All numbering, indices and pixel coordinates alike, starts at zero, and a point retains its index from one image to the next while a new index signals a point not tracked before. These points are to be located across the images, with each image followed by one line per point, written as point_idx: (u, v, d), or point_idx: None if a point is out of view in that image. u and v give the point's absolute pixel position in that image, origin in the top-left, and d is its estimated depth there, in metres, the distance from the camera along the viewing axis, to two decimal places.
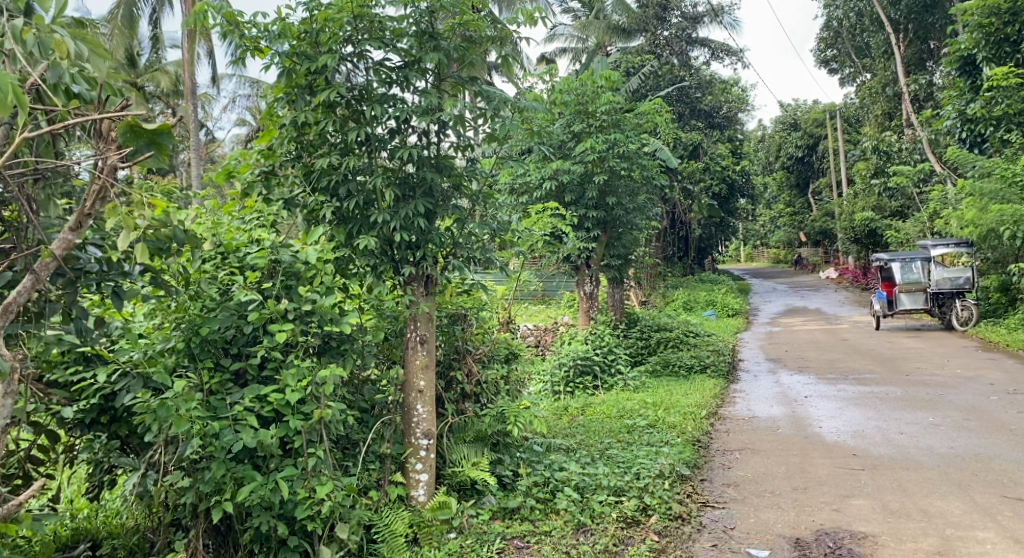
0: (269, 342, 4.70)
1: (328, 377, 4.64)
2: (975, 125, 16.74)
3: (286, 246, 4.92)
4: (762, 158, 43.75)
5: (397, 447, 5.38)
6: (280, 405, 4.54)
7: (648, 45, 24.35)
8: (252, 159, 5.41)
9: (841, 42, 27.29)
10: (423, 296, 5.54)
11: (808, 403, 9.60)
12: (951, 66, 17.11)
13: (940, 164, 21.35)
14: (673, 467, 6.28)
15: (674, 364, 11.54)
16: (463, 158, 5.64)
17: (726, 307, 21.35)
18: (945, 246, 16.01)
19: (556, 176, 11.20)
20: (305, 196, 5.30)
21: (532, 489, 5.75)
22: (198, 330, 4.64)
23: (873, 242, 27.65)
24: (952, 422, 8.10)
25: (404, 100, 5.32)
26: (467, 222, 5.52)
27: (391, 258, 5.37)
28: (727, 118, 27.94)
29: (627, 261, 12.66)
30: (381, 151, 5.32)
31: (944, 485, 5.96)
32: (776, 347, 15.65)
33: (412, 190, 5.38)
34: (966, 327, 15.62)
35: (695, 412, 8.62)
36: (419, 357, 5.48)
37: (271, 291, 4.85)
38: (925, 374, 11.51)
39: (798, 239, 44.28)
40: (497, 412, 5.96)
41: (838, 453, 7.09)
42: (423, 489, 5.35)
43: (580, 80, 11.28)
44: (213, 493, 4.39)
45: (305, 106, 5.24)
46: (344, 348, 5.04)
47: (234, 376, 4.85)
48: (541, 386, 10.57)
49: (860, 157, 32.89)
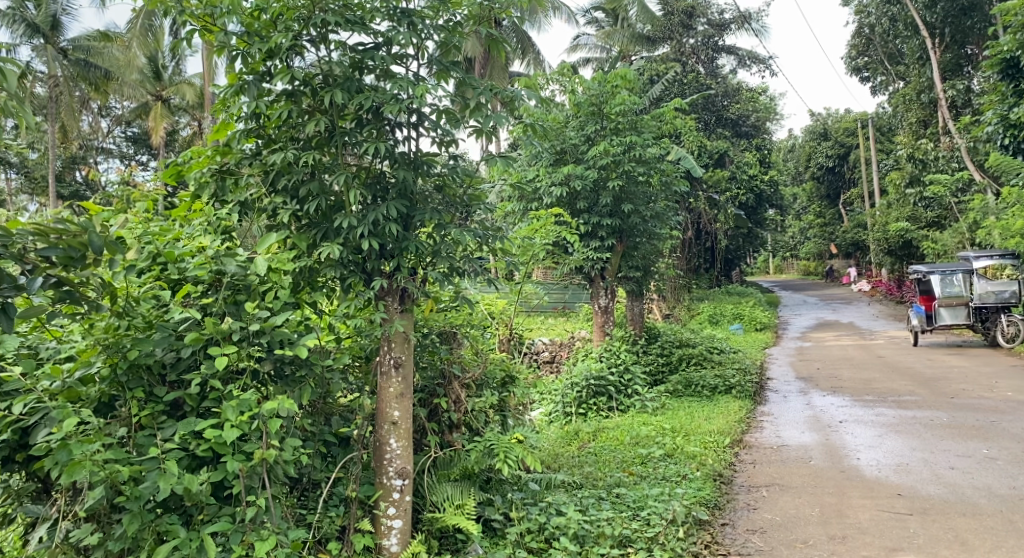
0: (208, 369, 3.95)
1: (276, 411, 3.89)
2: (1018, 131, 15.76)
3: (232, 255, 4.20)
4: (792, 169, 42.63)
5: (366, 489, 4.61)
6: (217, 443, 3.82)
7: (672, 54, 23.65)
8: (206, 155, 4.63)
9: (873, 49, 26.36)
10: (397, 313, 4.76)
11: (843, 429, 8.73)
12: (993, 69, 15.93)
13: (978, 173, 20.32)
14: (690, 511, 5.50)
15: (697, 384, 10.73)
16: (450, 156, 4.93)
17: (755, 321, 20.41)
18: (988, 258, 14.96)
19: (567, 181, 10.46)
20: (262, 198, 4.58)
21: (525, 537, 4.98)
22: (125, 352, 3.88)
23: (909, 254, 26.47)
24: (1008, 456, 7.21)
25: (376, 88, 4.57)
26: (448, 226, 4.72)
27: (363, 269, 4.61)
28: (755, 126, 26.87)
29: (648, 272, 11.78)
30: (349, 147, 4.57)
31: (1010, 539, 5.15)
32: (806, 365, 14.70)
33: (385, 193, 4.65)
34: (1012, 344, 14.45)
35: (717, 440, 7.78)
36: (393, 385, 4.67)
37: (213, 308, 4.13)
38: (971, 397, 10.53)
39: (829, 251, 43.15)
40: (486, 446, 5.19)
41: (881, 492, 6.24)
42: (397, 538, 4.59)
43: (595, 81, 10.55)
44: (129, 550, 3.68)
45: (267, 94, 4.52)
46: (302, 374, 4.32)
47: (171, 407, 4.09)
48: (551, 407, 9.89)
49: (892, 167, 31.74)
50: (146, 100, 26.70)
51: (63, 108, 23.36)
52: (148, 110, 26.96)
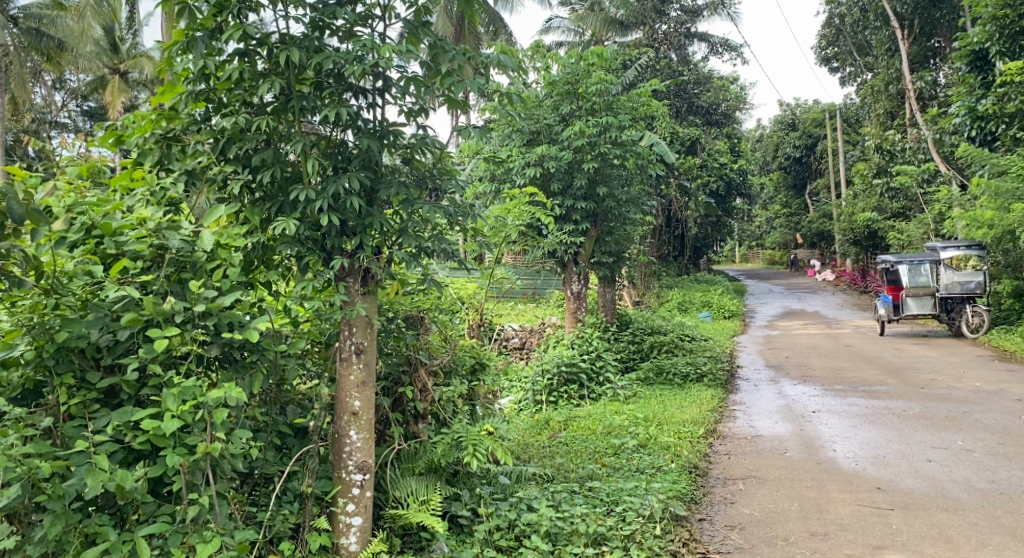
0: (145, 353, 3.56)
1: (223, 400, 3.53)
2: (986, 123, 15.72)
3: (176, 228, 3.82)
4: (760, 158, 42.74)
5: (324, 484, 4.28)
6: (156, 435, 3.43)
7: (645, 39, 23.44)
8: (151, 120, 4.23)
9: (842, 40, 26.33)
10: (359, 295, 4.41)
11: (817, 420, 8.55)
12: (962, 61, 15.99)
13: (944, 164, 20.34)
14: (667, 506, 5.24)
15: (668, 372, 10.51)
16: (418, 127, 4.57)
17: (723, 309, 20.32)
18: (955, 247, 14.86)
19: (540, 162, 10.13)
20: (211, 168, 4.19)
21: (493, 535, 4.67)
22: (54, 333, 3.49)
23: (874, 245, 26.62)
24: (985, 448, 7.06)
25: (338, 50, 4.17)
26: (416, 202, 4.37)
27: (321, 247, 4.25)
28: (726, 115, 26.79)
29: (620, 258, 11.54)
30: (308, 114, 4.19)
31: (995, 535, 4.97)
32: (776, 353, 14.62)
33: (347, 164, 4.28)
34: (977, 334, 14.56)
35: (692, 430, 7.55)
36: (354, 371, 4.32)
37: (154, 287, 3.74)
38: (941, 388, 10.43)
39: (794, 241, 43.44)
40: (453, 438, 4.87)
41: (860, 485, 6.05)
42: (356, 537, 4.27)
43: (570, 58, 10.27)
44: (52, 554, 3.31)
45: (218, 54, 4.12)
46: (253, 360, 3.95)
47: (106, 395, 3.70)
48: (521, 395, 9.59)
49: (859, 159, 31.90)
50: (103, 73, 25.81)
51: (12, 79, 22.45)
52: (106, 84, 26.07)
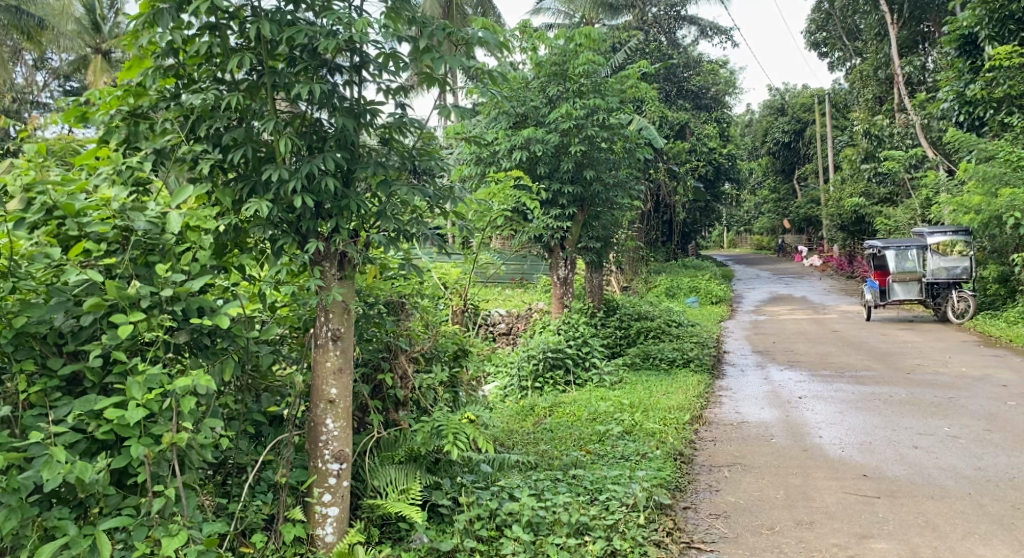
0: (109, 340, 3.43)
1: (190, 388, 3.40)
2: (974, 108, 15.66)
3: (141, 210, 3.67)
4: (749, 143, 42.69)
5: (298, 475, 4.15)
6: (120, 425, 3.30)
7: (635, 22, 23.28)
8: (116, 95, 4.06)
9: (832, 24, 26.21)
10: (335, 280, 4.27)
11: (803, 405, 8.50)
12: (951, 45, 15.90)
13: (932, 150, 20.27)
14: (651, 494, 5.16)
15: (655, 357, 10.44)
16: (397, 106, 4.43)
17: (711, 294, 20.28)
18: (942, 233, 14.74)
19: (527, 145, 9.95)
20: (180, 147, 4.04)
21: (473, 525, 4.56)
22: (11, 319, 3.33)
23: (862, 230, 26.63)
24: (972, 435, 7.02)
25: (311, 23, 4.00)
26: (394, 183, 4.22)
27: (296, 230, 4.11)
28: (715, 99, 26.67)
29: (607, 244, 11.44)
30: (280, 91, 4.04)
31: (982, 524, 4.91)
32: (762, 338, 14.60)
33: (323, 143, 4.15)
34: (962, 319, 14.57)
35: (678, 416, 7.48)
36: (330, 359, 4.20)
37: (119, 271, 3.59)
38: (927, 373, 10.42)
39: (782, 226, 43.51)
40: (434, 426, 4.74)
41: (846, 473, 5.98)
42: (332, 528, 4.14)
43: (558, 39, 10.09)
44: (10, 549, 3.17)
45: (187, 28, 3.97)
46: (223, 346, 3.82)
47: (69, 382, 3.56)
48: (507, 381, 9.50)
49: (847, 144, 31.87)
50: (86, 53, 25.41)
51: None
52: (88, 64, 25.67)
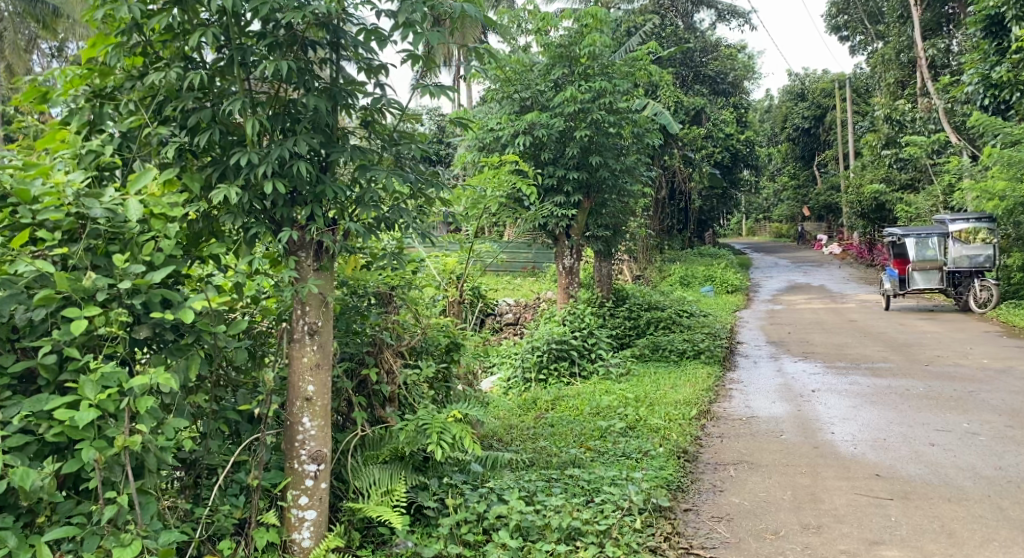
0: (62, 335, 3.22)
1: (148, 387, 3.21)
2: (999, 91, 15.19)
3: (97, 196, 3.45)
4: (769, 130, 41.95)
5: (273, 476, 3.96)
6: (71, 426, 3.10)
7: (651, 6, 22.80)
8: (78, 74, 3.83)
9: (853, 6, 25.59)
10: (312, 270, 4.05)
11: (815, 399, 8.21)
12: (975, 26, 15.37)
13: (955, 135, 19.73)
14: (649, 496, 4.92)
15: (664, 349, 10.17)
16: (377, 86, 4.13)
17: (726, 283, 19.92)
18: (964, 221, 14.33)
19: (530, 130, 9.70)
20: (145, 129, 3.81)
21: (460, 528, 4.35)
22: None
23: (881, 217, 26.09)
24: (992, 431, 6.71)
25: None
26: (373, 168, 3.97)
27: (269, 218, 3.88)
28: (732, 84, 26.18)
29: (617, 232, 11.19)
30: (249, 69, 3.79)
31: (1002, 530, 4.62)
32: (778, 328, 14.28)
33: (297, 125, 3.90)
34: (985, 309, 14.16)
35: (683, 412, 7.20)
36: (307, 354, 3.97)
37: (74, 261, 3.37)
38: (946, 365, 10.09)
39: (802, 214, 42.85)
40: (420, 423, 4.51)
41: (858, 472, 5.71)
42: (309, 532, 3.95)
43: (565, 21, 9.75)
44: None
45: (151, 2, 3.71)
46: (188, 342, 3.61)
47: (23, 379, 3.35)
48: (510, 373, 9.26)
49: (869, 129, 31.25)
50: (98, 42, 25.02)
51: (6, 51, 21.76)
52: None
